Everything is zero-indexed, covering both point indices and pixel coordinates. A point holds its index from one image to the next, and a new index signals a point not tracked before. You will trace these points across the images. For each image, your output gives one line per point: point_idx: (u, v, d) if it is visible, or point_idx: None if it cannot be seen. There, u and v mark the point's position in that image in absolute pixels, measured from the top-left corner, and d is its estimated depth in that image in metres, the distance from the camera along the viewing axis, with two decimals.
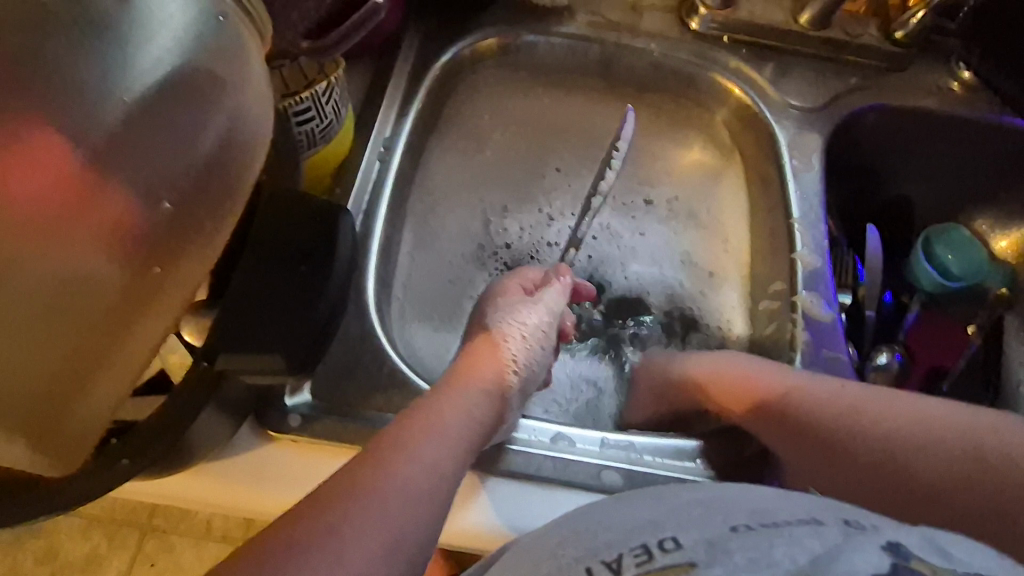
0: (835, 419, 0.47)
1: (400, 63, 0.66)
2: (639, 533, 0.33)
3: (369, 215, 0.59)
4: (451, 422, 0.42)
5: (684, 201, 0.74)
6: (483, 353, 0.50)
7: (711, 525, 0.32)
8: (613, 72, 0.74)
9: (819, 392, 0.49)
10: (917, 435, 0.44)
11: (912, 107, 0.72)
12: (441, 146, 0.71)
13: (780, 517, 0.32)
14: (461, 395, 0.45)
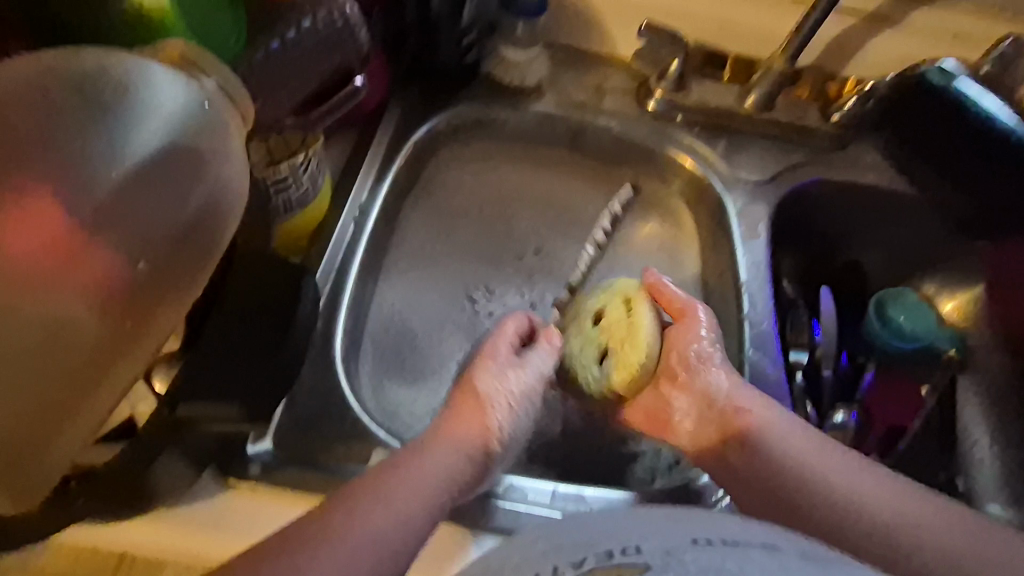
0: (776, 462, 0.53)
1: (380, 135, 0.73)
2: (604, 540, 0.31)
3: (343, 272, 0.63)
4: (427, 486, 0.48)
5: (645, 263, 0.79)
6: (465, 414, 0.55)
7: (670, 536, 0.30)
8: (578, 144, 0.81)
9: (768, 434, 0.54)
10: (832, 485, 0.51)
11: (855, 183, 0.78)
12: (417, 210, 0.77)
13: (745, 538, 0.30)
14: (439, 457, 0.50)
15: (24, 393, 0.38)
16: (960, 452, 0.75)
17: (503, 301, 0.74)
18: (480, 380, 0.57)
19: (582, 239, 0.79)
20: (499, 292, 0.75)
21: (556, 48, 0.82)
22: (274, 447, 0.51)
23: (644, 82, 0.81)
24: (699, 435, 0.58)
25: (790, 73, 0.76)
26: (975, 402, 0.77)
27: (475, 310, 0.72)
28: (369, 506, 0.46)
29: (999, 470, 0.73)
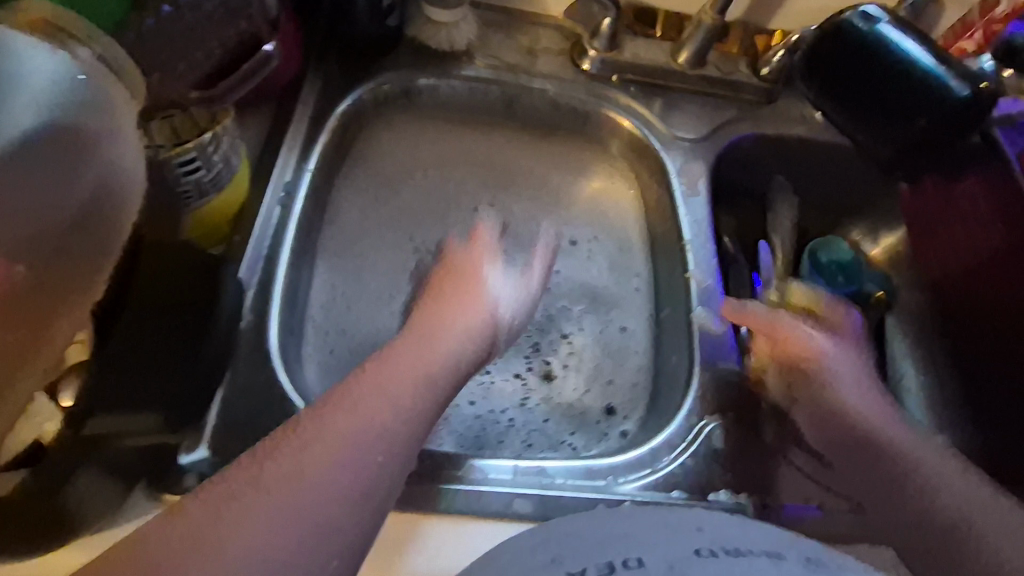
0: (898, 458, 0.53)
1: (302, 107, 0.67)
2: (606, 551, 0.33)
3: (272, 258, 0.58)
4: (433, 365, 0.45)
5: (603, 245, 0.76)
6: (459, 307, 0.51)
7: (675, 548, 0.33)
8: (515, 108, 0.78)
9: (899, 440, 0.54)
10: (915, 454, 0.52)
11: (785, 135, 0.80)
12: (348, 188, 0.72)
13: (747, 546, 0.33)
14: (436, 347, 0.47)
15: None
16: (891, 385, 0.79)
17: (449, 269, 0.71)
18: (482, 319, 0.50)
19: (526, 210, 0.77)
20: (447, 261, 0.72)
21: (484, 10, 0.79)
22: (212, 454, 0.48)
23: (577, 42, 0.79)
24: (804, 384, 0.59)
25: (720, 27, 0.75)
26: (901, 338, 0.82)
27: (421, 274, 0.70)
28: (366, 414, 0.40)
29: (931, 403, 0.77)
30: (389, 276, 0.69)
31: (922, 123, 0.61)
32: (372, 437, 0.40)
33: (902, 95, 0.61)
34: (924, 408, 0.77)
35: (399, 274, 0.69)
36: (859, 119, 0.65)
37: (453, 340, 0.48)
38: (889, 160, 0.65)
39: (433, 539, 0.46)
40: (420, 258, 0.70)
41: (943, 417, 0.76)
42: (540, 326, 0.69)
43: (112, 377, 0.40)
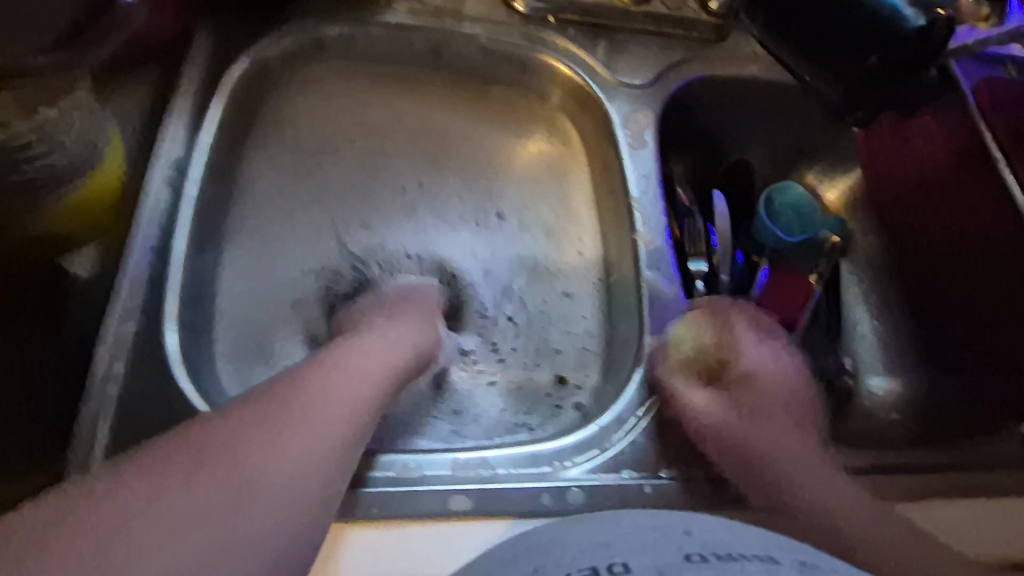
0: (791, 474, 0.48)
1: (190, 68, 0.58)
2: (588, 557, 0.31)
3: (164, 247, 0.52)
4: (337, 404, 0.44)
5: (541, 210, 0.71)
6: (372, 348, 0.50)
7: (663, 554, 0.31)
8: (443, 58, 0.70)
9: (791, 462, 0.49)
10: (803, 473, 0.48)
11: (735, 76, 0.74)
12: (259, 159, 0.64)
13: (737, 550, 0.32)
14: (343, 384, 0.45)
15: None
16: (846, 333, 0.78)
17: (385, 240, 0.66)
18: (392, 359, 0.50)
19: (463, 171, 0.70)
20: (378, 230, 0.66)
21: None
22: None
23: None
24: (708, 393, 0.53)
25: None
26: (854, 285, 0.80)
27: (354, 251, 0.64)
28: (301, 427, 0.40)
29: (885, 348, 0.77)
30: (318, 256, 0.63)
31: (873, 63, 0.56)
32: (290, 467, 0.38)
33: (855, 31, 0.56)
34: (878, 354, 0.77)
35: (320, 257, 0.63)
36: (813, 61, 0.60)
37: (366, 380, 0.47)
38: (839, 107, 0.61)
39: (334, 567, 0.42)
40: (342, 238, 0.64)
41: (895, 362, 0.75)
42: (485, 297, 0.66)
43: None
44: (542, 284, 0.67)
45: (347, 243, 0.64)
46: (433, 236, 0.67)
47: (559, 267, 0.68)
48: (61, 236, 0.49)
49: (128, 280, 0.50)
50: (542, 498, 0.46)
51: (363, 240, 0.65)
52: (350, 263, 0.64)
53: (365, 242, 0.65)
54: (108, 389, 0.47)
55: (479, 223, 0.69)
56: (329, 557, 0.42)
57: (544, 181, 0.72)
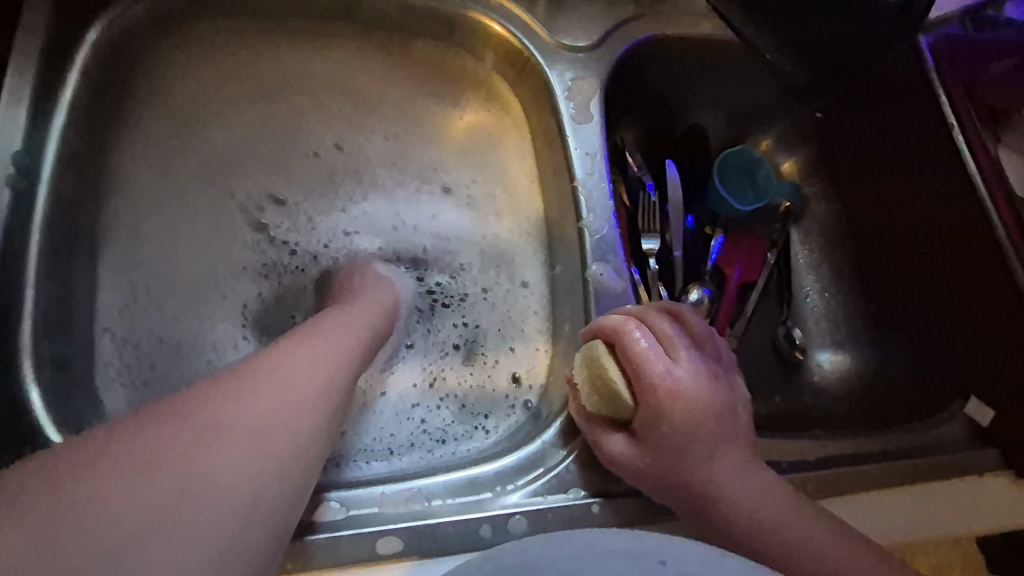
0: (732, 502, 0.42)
1: (31, 40, 0.49)
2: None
3: (15, 263, 0.45)
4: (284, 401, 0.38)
5: (481, 184, 0.64)
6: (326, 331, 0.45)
7: None
8: (353, 16, 0.61)
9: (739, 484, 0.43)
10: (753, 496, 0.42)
11: (685, 36, 0.67)
12: (138, 142, 0.55)
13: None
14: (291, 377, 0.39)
15: None
16: (796, 306, 0.76)
17: (299, 226, 0.58)
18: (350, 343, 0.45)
19: (388, 146, 0.62)
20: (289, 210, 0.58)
21: None
22: None
23: None
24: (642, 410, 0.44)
25: None
26: (805, 255, 0.78)
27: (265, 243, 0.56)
28: (275, 394, 0.38)
29: (832, 322, 0.75)
30: (223, 251, 0.55)
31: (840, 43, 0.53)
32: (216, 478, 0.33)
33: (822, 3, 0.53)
34: (824, 326, 0.75)
35: (230, 253, 0.55)
36: (777, 33, 0.55)
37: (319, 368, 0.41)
38: (800, 90, 0.57)
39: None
40: (254, 228, 0.56)
41: (842, 335, 0.74)
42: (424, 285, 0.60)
43: None
44: (490, 270, 0.61)
45: (253, 234, 0.56)
46: (358, 219, 0.59)
47: (502, 253, 0.62)
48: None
49: None
50: (482, 530, 0.42)
51: (272, 230, 0.57)
52: (269, 262, 0.56)
53: (276, 232, 0.57)
54: None
55: (414, 204, 0.61)
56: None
57: (481, 152, 0.64)
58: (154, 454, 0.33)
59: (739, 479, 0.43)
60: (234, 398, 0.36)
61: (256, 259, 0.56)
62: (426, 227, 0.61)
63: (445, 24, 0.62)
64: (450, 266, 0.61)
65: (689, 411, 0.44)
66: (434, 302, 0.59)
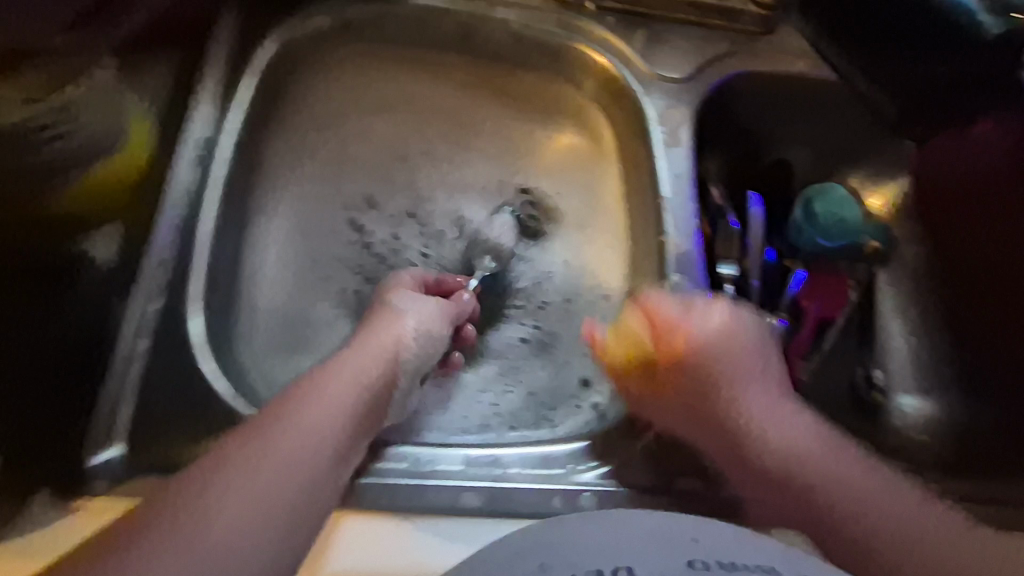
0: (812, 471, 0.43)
1: (222, 45, 0.57)
2: (596, 558, 0.31)
3: (192, 226, 0.52)
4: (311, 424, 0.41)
5: (560, 199, 0.69)
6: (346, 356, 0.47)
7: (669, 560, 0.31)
8: (472, 45, 0.68)
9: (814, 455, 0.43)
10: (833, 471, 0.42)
11: (785, 73, 0.71)
12: (282, 141, 0.63)
13: (743, 560, 0.32)
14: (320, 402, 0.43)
15: None
16: (877, 348, 0.74)
17: (403, 219, 0.64)
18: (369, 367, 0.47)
19: (489, 159, 0.68)
20: (396, 205, 0.64)
21: None
22: (126, 450, 0.44)
23: None
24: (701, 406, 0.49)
25: None
26: (891, 296, 0.77)
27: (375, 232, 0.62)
28: (299, 420, 0.41)
29: (916, 367, 0.73)
30: (341, 236, 0.62)
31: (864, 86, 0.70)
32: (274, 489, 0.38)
33: None
34: (907, 371, 0.73)
35: (332, 240, 0.61)
36: None
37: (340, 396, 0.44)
38: None
39: (355, 536, 0.43)
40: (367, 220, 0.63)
41: (927, 381, 0.72)
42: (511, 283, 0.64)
43: None
44: (571, 278, 0.65)
45: (367, 223, 0.63)
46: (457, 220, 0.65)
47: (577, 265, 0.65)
48: (78, 218, 0.50)
49: (155, 262, 0.50)
50: (554, 500, 0.46)
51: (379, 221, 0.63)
52: (363, 255, 0.61)
53: (383, 224, 0.63)
54: (130, 369, 0.47)
55: (495, 213, 0.66)
56: (354, 529, 0.43)
57: (572, 171, 0.70)
58: (230, 459, 0.38)
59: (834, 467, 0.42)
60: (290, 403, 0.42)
61: (365, 245, 0.62)
62: (514, 230, 0.66)
63: (553, 54, 0.68)
64: (524, 272, 0.65)
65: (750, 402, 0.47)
66: (517, 301, 0.64)
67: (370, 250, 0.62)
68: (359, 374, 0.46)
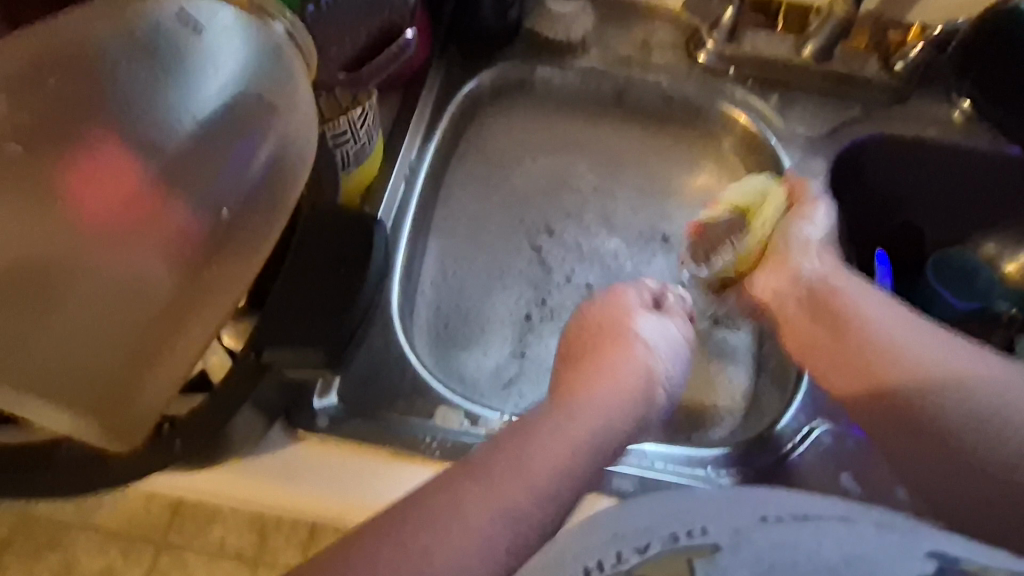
0: (969, 411, 0.47)
1: (427, 92, 0.72)
2: (667, 525, 0.41)
3: (396, 227, 0.64)
4: (582, 418, 0.46)
5: None
6: (608, 353, 0.52)
7: (741, 517, 0.41)
8: (623, 101, 0.79)
9: (963, 392, 0.48)
10: (994, 409, 0.47)
11: (914, 136, 0.74)
12: (460, 174, 0.75)
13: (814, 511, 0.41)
14: (586, 414, 0.47)
15: (99, 366, 0.37)
16: None
17: (559, 243, 0.73)
18: (631, 360, 0.52)
19: (630, 198, 0.77)
20: (554, 232, 0.74)
21: (602, 2, 0.80)
22: (340, 400, 0.52)
23: (693, 35, 0.78)
24: (835, 333, 0.55)
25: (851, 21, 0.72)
26: None
27: (533, 254, 0.72)
28: (551, 437, 0.44)
29: None
30: (500, 254, 0.72)
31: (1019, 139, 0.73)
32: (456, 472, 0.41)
33: None
34: None
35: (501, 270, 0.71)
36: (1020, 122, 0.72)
37: (600, 416, 0.47)
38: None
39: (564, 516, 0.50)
40: (525, 243, 0.73)
41: None
42: None
43: (280, 313, 0.40)
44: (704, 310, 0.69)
45: (527, 246, 0.72)
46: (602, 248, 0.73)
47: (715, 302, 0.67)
48: None
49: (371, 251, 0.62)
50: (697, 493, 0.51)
51: (536, 245, 0.73)
52: (525, 277, 0.71)
53: (541, 247, 0.72)
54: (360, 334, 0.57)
55: (642, 249, 0.74)
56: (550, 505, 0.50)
57: (706, 214, 0.77)
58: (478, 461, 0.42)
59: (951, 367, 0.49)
60: (549, 423, 0.45)
61: (521, 265, 0.71)
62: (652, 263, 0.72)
63: (696, 110, 0.77)
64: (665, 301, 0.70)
65: (872, 325, 0.53)
66: None
67: (527, 268, 0.71)
68: (628, 381, 0.50)
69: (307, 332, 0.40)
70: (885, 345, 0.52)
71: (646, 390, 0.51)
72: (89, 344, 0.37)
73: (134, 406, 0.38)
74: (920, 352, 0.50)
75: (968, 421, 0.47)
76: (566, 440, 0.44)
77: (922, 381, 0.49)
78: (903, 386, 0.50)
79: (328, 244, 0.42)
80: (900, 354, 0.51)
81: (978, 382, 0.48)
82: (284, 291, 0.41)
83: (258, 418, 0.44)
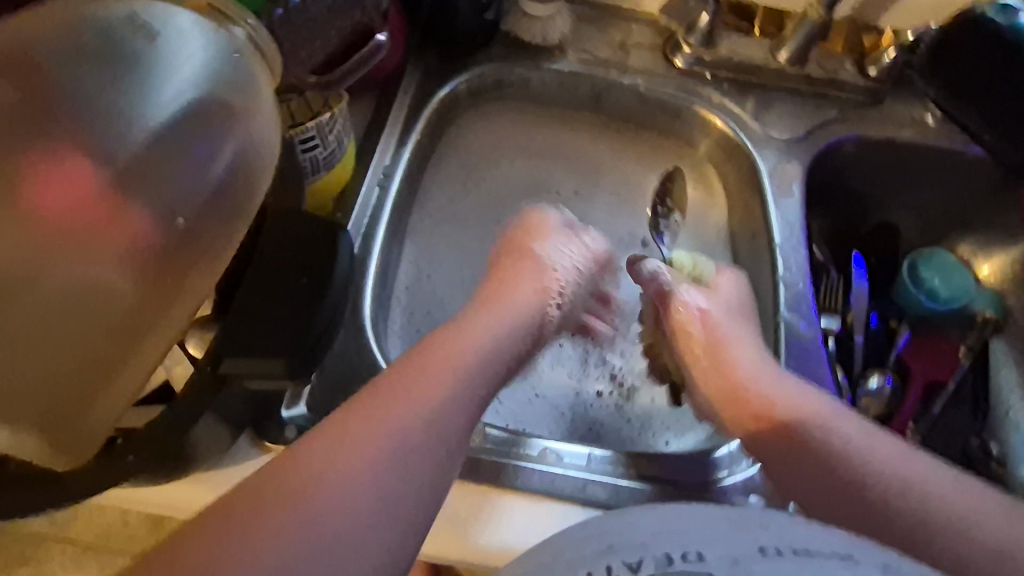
0: (839, 454, 0.46)
1: (404, 95, 0.71)
2: (661, 540, 0.30)
3: (369, 231, 0.63)
4: (469, 346, 0.49)
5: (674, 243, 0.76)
6: (516, 272, 0.58)
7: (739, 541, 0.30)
8: (600, 104, 0.79)
9: (841, 439, 0.46)
10: (869, 459, 0.45)
11: (888, 138, 0.75)
12: (436, 177, 0.74)
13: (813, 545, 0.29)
14: (485, 319, 0.52)
15: (53, 378, 0.36)
16: (994, 417, 0.71)
17: None
18: (535, 282, 0.58)
19: (608, 201, 0.77)
20: None
21: (580, 5, 0.80)
22: (309, 410, 0.51)
23: (670, 37, 0.78)
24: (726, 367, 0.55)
25: (826, 24, 0.72)
26: (1010, 365, 0.74)
27: None
28: (447, 357, 0.47)
29: None
30: (477, 257, 0.71)
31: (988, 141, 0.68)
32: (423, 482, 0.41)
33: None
34: None
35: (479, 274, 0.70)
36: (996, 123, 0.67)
37: (493, 333, 0.51)
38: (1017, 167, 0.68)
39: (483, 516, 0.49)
40: None
41: None
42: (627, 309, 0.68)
43: (242, 321, 0.39)
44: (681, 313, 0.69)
45: None
46: None
47: None
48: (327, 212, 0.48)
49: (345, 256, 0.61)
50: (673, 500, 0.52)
51: None
52: None
53: None
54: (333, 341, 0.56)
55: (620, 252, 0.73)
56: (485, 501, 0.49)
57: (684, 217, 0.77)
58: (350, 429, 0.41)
59: (858, 435, 0.47)
60: (442, 344, 0.48)
61: None
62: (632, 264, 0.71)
63: (673, 113, 0.77)
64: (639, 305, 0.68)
65: (771, 374, 0.53)
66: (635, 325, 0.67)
67: None
68: (526, 301, 0.56)
69: (269, 342, 0.39)
70: (776, 387, 0.52)
71: (539, 304, 0.57)
72: (45, 357, 0.36)
73: (82, 423, 0.37)
74: (817, 403, 0.50)
75: (858, 472, 0.45)
76: (453, 344, 0.49)
77: (812, 423, 0.48)
78: (787, 428, 0.49)
79: (293, 252, 0.41)
80: (796, 399, 0.50)
81: (853, 434, 0.47)
82: (248, 299, 0.40)
83: (223, 431, 0.43)
